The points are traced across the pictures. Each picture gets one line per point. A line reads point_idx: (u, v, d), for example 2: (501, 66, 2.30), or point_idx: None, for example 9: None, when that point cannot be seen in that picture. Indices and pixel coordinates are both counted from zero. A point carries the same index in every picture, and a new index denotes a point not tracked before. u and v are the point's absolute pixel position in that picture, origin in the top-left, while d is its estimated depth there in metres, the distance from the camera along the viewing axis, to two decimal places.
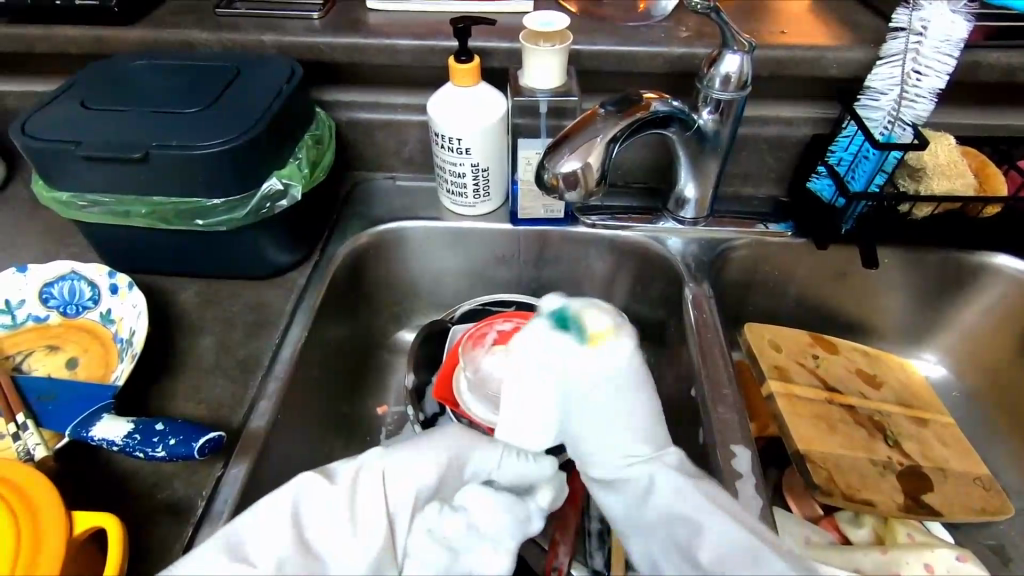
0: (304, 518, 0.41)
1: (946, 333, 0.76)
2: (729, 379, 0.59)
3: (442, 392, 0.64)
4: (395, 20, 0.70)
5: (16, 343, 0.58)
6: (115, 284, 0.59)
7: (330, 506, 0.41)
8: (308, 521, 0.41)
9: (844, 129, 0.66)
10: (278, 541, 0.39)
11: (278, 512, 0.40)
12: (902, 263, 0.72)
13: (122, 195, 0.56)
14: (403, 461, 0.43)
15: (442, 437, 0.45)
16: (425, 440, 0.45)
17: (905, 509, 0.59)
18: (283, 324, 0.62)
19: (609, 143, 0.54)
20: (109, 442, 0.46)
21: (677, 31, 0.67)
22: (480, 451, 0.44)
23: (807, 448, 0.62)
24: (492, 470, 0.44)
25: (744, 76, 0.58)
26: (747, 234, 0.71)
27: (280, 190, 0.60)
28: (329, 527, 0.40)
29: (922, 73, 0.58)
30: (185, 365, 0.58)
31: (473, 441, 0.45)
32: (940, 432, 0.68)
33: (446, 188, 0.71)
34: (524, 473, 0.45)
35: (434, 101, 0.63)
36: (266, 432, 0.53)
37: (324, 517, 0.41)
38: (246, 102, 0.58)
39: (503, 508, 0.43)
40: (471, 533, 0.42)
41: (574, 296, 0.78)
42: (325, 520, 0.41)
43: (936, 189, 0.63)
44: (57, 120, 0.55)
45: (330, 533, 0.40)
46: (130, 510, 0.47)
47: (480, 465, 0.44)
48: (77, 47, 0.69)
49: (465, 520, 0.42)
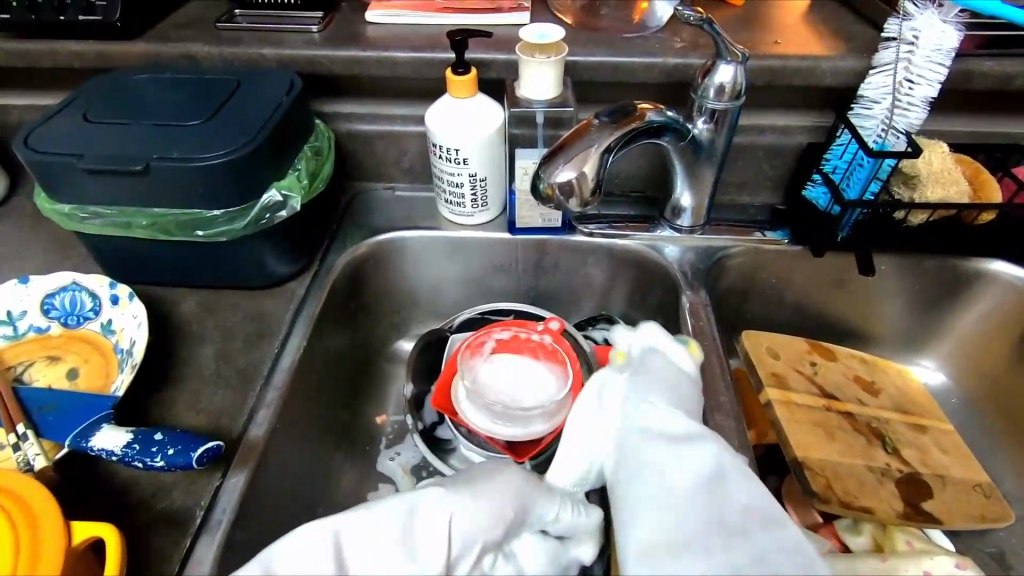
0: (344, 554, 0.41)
1: (944, 339, 0.76)
2: (726, 386, 0.59)
3: (440, 401, 0.65)
4: (394, 32, 0.71)
5: (17, 354, 0.58)
6: (116, 295, 0.59)
7: (388, 543, 0.41)
8: (357, 550, 0.41)
9: (838, 137, 0.66)
10: (316, 573, 0.40)
11: (314, 540, 0.41)
12: (898, 270, 0.72)
13: (124, 207, 0.57)
14: (469, 507, 0.43)
15: (505, 482, 0.45)
16: (487, 486, 0.45)
17: (905, 516, 0.59)
18: (282, 334, 0.62)
19: (604, 153, 0.55)
20: (108, 452, 0.47)
21: (672, 42, 0.68)
22: (541, 504, 0.46)
23: (804, 455, 0.62)
24: (548, 522, 0.47)
25: (738, 86, 0.58)
26: (744, 242, 0.72)
27: (279, 201, 0.60)
28: (384, 565, 0.40)
29: (914, 82, 0.59)
30: (185, 375, 0.59)
31: (537, 492, 0.46)
32: (939, 439, 0.68)
33: (444, 198, 0.71)
34: (572, 522, 0.47)
35: (432, 112, 0.64)
36: (264, 441, 0.53)
37: (378, 555, 0.41)
38: (246, 115, 0.58)
39: (549, 560, 0.46)
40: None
41: (572, 305, 0.78)
42: (374, 559, 0.41)
43: (930, 196, 0.64)
44: (60, 133, 0.56)
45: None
46: (128, 520, 0.47)
47: (536, 517, 0.46)
48: (82, 62, 0.70)
49: (516, 567, 0.45)
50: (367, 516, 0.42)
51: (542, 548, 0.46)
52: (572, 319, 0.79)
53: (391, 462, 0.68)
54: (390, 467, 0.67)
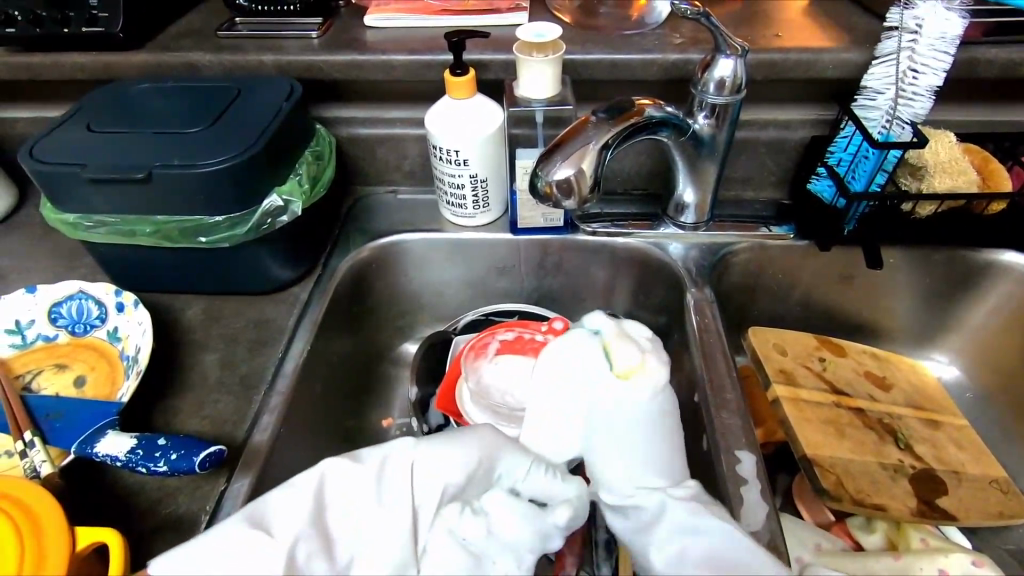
0: (327, 496, 0.44)
1: (956, 333, 0.74)
2: (732, 384, 0.58)
3: (445, 404, 0.64)
4: (392, 36, 0.71)
5: (26, 363, 0.59)
6: (121, 302, 0.59)
7: (360, 488, 0.44)
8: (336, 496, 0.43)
9: (842, 129, 0.65)
10: (296, 518, 0.42)
11: (302, 491, 0.43)
12: (908, 263, 0.71)
13: (127, 215, 0.58)
14: (424, 461, 0.45)
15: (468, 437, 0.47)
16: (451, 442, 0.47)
17: (919, 513, 0.58)
18: (285, 339, 0.62)
19: (602, 149, 0.55)
20: (112, 457, 0.47)
21: (671, 38, 0.68)
22: (507, 460, 0.48)
23: (814, 452, 0.60)
24: (517, 480, 0.48)
25: (738, 80, 0.58)
26: (749, 237, 0.71)
27: (280, 206, 0.60)
28: (354, 512, 0.43)
29: (918, 72, 0.58)
30: (190, 381, 0.59)
31: (503, 443, 0.48)
32: (953, 435, 0.66)
33: (445, 200, 0.71)
34: (546, 485, 0.48)
35: (431, 114, 0.64)
36: (269, 446, 0.53)
37: (350, 501, 0.44)
38: (246, 121, 0.59)
39: (522, 517, 0.44)
40: (489, 539, 0.43)
41: (577, 305, 0.78)
42: (348, 503, 0.44)
43: (938, 187, 0.62)
44: (64, 144, 0.57)
45: (356, 516, 0.43)
46: (134, 526, 0.47)
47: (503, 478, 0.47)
48: (86, 73, 0.71)
49: (486, 523, 0.43)
50: (344, 468, 0.45)
51: (515, 507, 0.44)
52: (576, 320, 0.78)
53: None
54: None
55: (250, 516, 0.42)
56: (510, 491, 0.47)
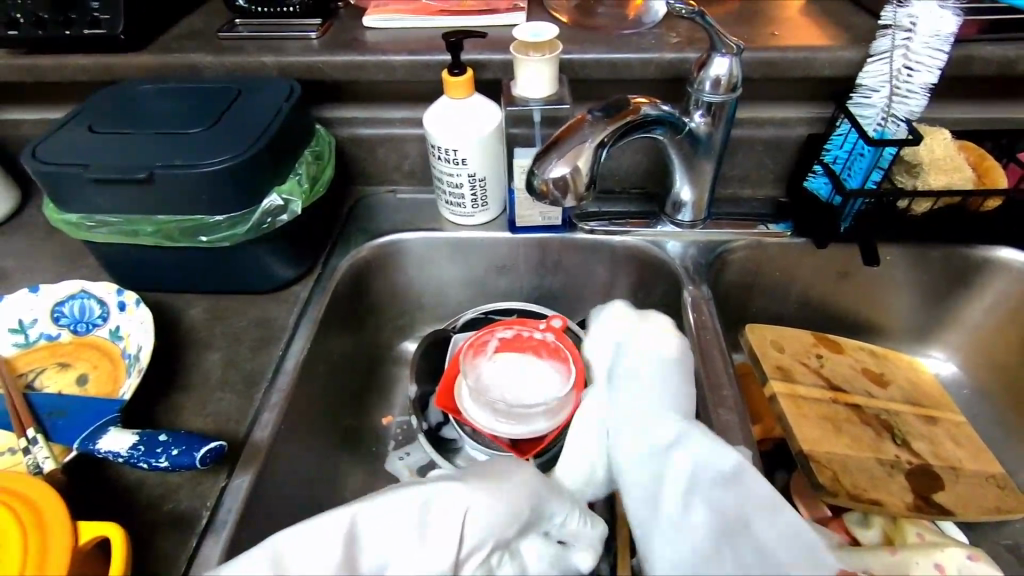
0: (359, 530, 0.43)
1: (954, 330, 0.75)
2: (729, 380, 0.59)
3: (444, 401, 0.64)
4: (391, 37, 0.72)
5: (29, 361, 0.59)
6: (123, 301, 0.60)
7: (405, 530, 0.43)
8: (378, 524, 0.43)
9: (838, 127, 0.66)
10: (326, 555, 0.41)
11: (328, 526, 0.42)
12: (905, 260, 0.71)
13: (129, 215, 0.58)
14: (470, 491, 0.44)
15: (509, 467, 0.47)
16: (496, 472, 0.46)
17: (916, 508, 0.58)
18: (286, 338, 0.63)
19: (598, 147, 0.55)
20: (115, 453, 0.47)
21: (668, 37, 0.68)
22: (553, 506, 0.46)
23: (811, 448, 0.60)
24: (554, 524, 0.47)
25: (734, 78, 0.58)
26: (746, 235, 0.71)
27: (280, 205, 0.61)
28: (396, 553, 0.42)
29: (913, 69, 0.58)
30: (191, 379, 0.60)
31: (551, 492, 0.46)
32: (950, 431, 0.67)
33: (445, 200, 0.72)
34: (577, 529, 0.47)
35: (430, 113, 0.65)
36: (270, 443, 0.54)
37: (393, 543, 0.43)
38: (246, 121, 0.59)
39: (550, 564, 0.45)
40: None
41: (576, 303, 0.79)
42: (387, 537, 0.43)
43: (933, 184, 0.63)
44: (67, 145, 0.58)
45: (399, 556, 0.42)
46: (136, 522, 0.48)
47: (547, 518, 0.46)
48: (88, 75, 0.72)
49: (519, 565, 0.44)
50: (386, 503, 0.43)
51: (544, 550, 0.45)
52: (576, 318, 0.79)
53: (400, 462, 0.68)
54: (398, 469, 0.67)
55: (273, 553, 0.41)
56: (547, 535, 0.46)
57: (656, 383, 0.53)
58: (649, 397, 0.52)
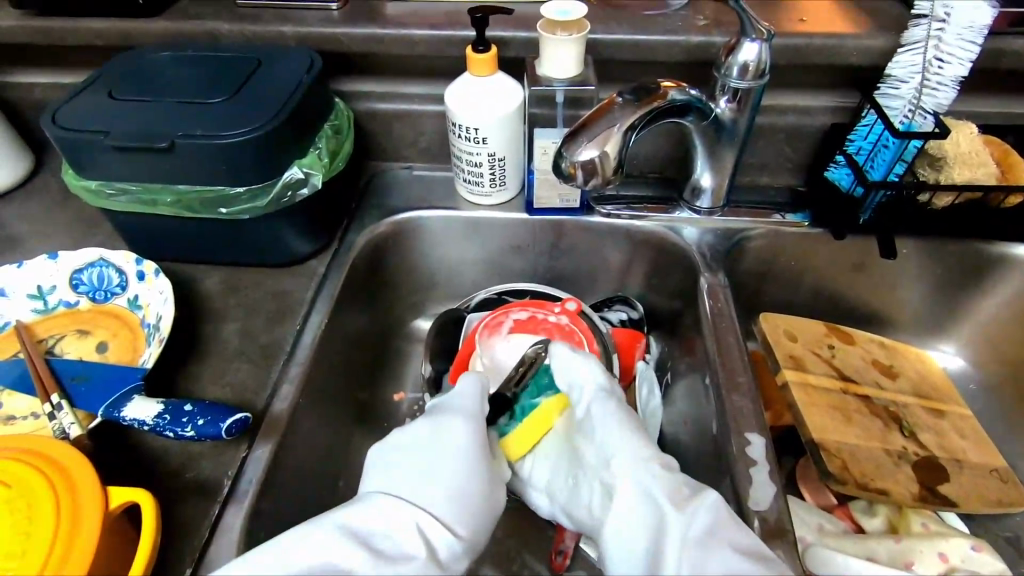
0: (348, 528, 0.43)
1: (965, 324, 0.75)
2: (744, 368, 0.59)
3: (457, 378, 0.66)
4: (414, 10, 0.71)
5: (48, 327, 0.60)
6: (142, 271, 0.60)
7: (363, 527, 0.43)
8: (412, 543, 0.43)
9: (863, 117, 0.65)
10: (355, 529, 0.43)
11: (320, 532, 0.42)
12: (922, 254, 0.71)
13: (149, 184, 0.58)
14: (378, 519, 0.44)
15: (459, 436, 0.48)
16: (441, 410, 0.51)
17: (921, 499, 0.59)
18: (304, 312, 0.63)
19: (626, 132, 0.55)
20: (140, 421, 0.48)
21: (694, 20, 0.67)
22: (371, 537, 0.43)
23: (820, 437, 0.61)
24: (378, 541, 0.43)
25: (762, 64, 0.57)
26: (764, 224, 0.71)
27: (301, 179, 0.61)
28: (372, 514, 0.44)
29: (944, 62, 0.57)
30: (209, 349, 0.60)
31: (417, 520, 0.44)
32: (957, 424, 0.67)
33: (462, 177, 0.71)
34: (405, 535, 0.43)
35: (452, 91, 0.64)
36: (289, 415, 0.54)
37: (368, 518, 0.44)
38: (266, 92, 0.59)
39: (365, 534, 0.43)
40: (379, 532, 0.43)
41: (589, 286, 0.79)
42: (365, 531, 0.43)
43: (957, 178, 0.63)
44: (87, 110, 0.57)
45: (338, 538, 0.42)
46: (159, 488, 0.49)
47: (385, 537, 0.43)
48: (104, 40, 0.70)
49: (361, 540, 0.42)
50: (359, 513, 0.44)
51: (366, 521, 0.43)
52: (587, 301, 0.79)
53: None
54: None
55: (343, 524, 0.43)
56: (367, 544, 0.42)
57: (621, 415, 0.51)
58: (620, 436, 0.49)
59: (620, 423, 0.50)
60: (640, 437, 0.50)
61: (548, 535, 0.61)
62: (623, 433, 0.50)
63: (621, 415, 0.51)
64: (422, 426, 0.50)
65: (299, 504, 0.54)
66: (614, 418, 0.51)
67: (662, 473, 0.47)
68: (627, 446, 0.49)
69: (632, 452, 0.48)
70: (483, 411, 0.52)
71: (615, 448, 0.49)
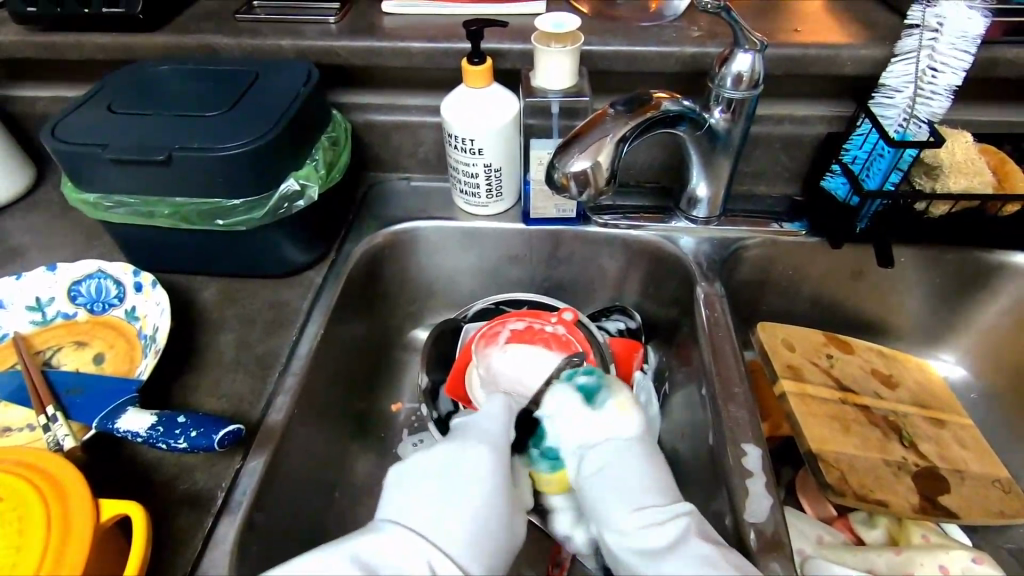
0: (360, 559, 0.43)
1: (965, 333, 0.75)
2: (741, 378, 0.59)
3: (455, 390, 0.67)
4: (411, 23, 0.71)
5: (45, 339, 0.60)
6: (140, 282, 0.60)
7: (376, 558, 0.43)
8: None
9: (858, 126, 0.65)
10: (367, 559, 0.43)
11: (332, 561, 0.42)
12: (920, 262, 0.71)
13: (146, 196, 0.58)
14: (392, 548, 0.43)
15: (480, 463, 0.48)
16: (464, 435, 0.51)
17: (921, 510, 0.58)
18: (300, 322, 0.63)
19: (619, 142, 0.55)
20: (133, 433, 0.48)
21: (689, 31, 0.68)
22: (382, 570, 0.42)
23: (818, 447, 0.61)
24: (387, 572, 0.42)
25: (756, 74, 0.57)
26: (761, 233, 0.71)
27: (297, 190, 0.61)
28: (386, 545, 0.43)
29: (937, 71, 0.58)
30: (205, 360, 0.60)
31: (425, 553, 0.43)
32: (958, 434, 0.67)
33: (459, 188, 0.72)
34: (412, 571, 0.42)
35: (447, 103, 0.64)
36: (284, 426, 0.54)
37: (382, 549, 0.43)
38: (263, 105, 0.59)
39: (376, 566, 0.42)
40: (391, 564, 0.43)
41: (587, 296, 0.79)
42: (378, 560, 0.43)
43: (953, 187, 0.63)
44: (86, 124, 0.58)
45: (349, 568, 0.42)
46: (153, 499, 0.49)
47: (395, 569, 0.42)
48: (105, 54, 0.71)
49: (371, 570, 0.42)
50: (372, 542, 0.43)
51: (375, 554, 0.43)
52: (585, 311, 0.79)
53: (413, 448, 0.68)
54: (411, 454, 0.67)
55: (355, 554, 0.43)
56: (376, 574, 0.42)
57: (615, 468, 0.49)
58: (609, 493, 0.48)
59: (614, 477, 0.49)
60: (632, 490, 0.48)
61: (544, 546, 0.60)
62: (612, 490, 0.48)
63: (610, 474, 0.49)
64: (444, 449, 0.50)
65: (294, 515, 0.54)
66: (609, 472, 0.49)
67: (648, 528, 0.45)
68: (614, 502, 0.47)
69: (619, 507, 0.47)
70: (508, 441, 0.51)
71: (603, 502, 0.48)
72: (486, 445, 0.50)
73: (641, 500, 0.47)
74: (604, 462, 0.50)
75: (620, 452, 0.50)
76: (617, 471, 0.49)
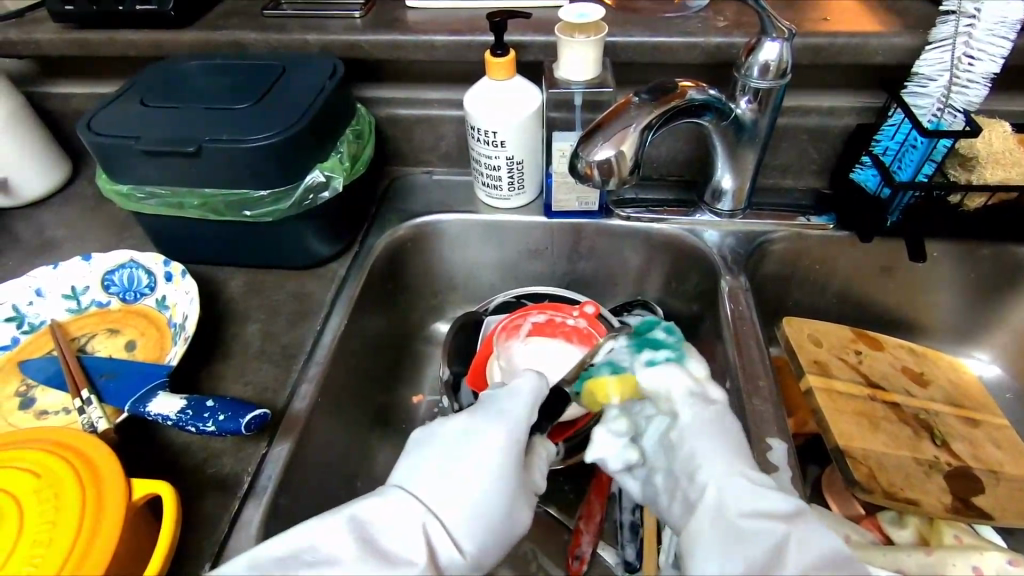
0: (361, 521, 0.41)
1: (1001, 330, 0.72)
2: (765, 371, 0.58)
3: (474, 381, 0.66)
4: (433, 17, 0.72)
5: (80, 326, 0.62)
6: (169, 272, 0.62)
7: (377, 523, 0.41)
8: (415, 551, 0.40)
9: (889, 117, 0.63)
10: (369, 521, 0.41)
11: (331, 522, 0.40)
12: (953, 258, 0.69)
13: (177, 188, 0.60)
14: (393, 514, 0.41)
15: (494, 443, 0.44)
16: (487, 409, 0.47)
17: (954, 510, 0.56)
18: (324, 313, 0.64)
19: (643, 131, 0.55)
20: (163, 417, 0.49)
21: (715, 21, 0.67)
22: (376, 535, 0.41)
23: (846, 444, 0.59)
24: (378, 534, 0.41)
25: (784, 64, 0.56)
26: (787, 227, 0.70)
27: (322, 182, 0.62)
28: (390, 512, 0.41)
29: (974, 58, 0.56)
30: (232, 349, 0.61)
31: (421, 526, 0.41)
32: (993, 434, 0.64)
33: (481, 181, 0.72)
34: (404, 539, 0.40)
35: (470, 96, 0.64)
36: (308, 413, 0.55)
37: (387, 518, 0.41)
38: (290, 97, 0.60)
39: (371, 533, 0.41)
40: (388, 529, 0.41)
41: (608, 290, 0.78)
42: (381, 525, 0.41)
43: (989, 178, 0.61)
44: (120, 117, 0.59)
45: (347, 528, 0.40)
46: (182, 482, 0.50)
47: (389, 536, 0.41)
48: (138, 50, 0.73)
49: (367, 534, 0.40)
50: (375, 504, 0.42)
51: (375, 515, 0.41)
52: (607, 305, 0.79)
53: None
54: None
55: (355, 519, 0.41)
56: (367, 539, 0.40)
57: (708, 417, 0.47)
58: (698, 436, 0.46)
59: (705, 427, 0.46)
60: (718, 435, 0.46)
61: (565, 540, 0.60)
62: (700, 432, 0.46)
63: (715, 429, 0.46)
64: (465, 419, 0.46)
65: (317, 502, 0.55)
66: (698, 418, 0.47)
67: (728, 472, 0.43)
68: (705, 442, 0.45)
69: (703, 448, 0.45)
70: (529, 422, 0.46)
71: (688, 441, 0.46)
72: (506, 424, 0.45)
73: (726, 452, 0.45)
74: (701, 412, 0.47)
75: (710, 410, 0.48)
76: (708, 423, 0.47)
